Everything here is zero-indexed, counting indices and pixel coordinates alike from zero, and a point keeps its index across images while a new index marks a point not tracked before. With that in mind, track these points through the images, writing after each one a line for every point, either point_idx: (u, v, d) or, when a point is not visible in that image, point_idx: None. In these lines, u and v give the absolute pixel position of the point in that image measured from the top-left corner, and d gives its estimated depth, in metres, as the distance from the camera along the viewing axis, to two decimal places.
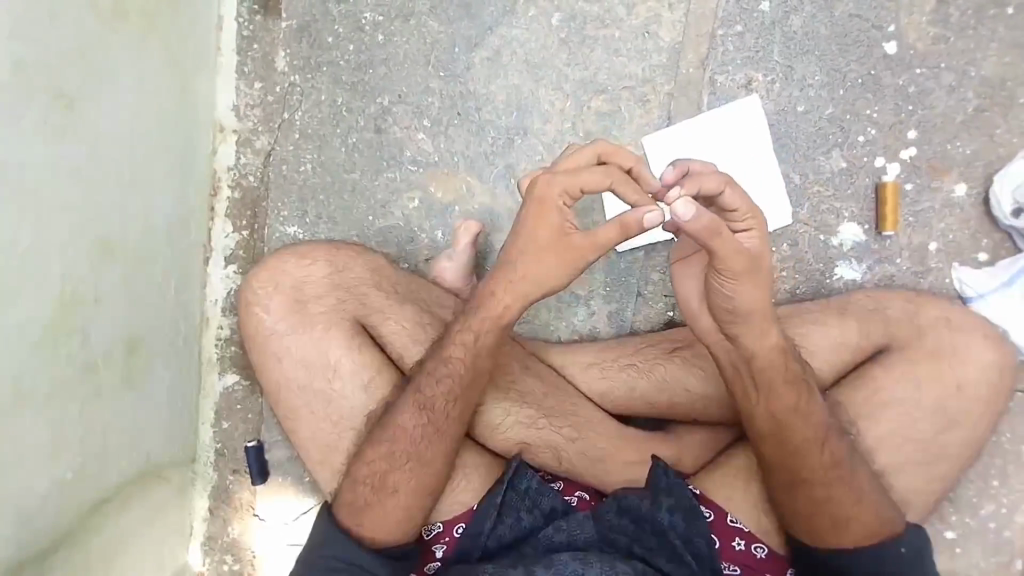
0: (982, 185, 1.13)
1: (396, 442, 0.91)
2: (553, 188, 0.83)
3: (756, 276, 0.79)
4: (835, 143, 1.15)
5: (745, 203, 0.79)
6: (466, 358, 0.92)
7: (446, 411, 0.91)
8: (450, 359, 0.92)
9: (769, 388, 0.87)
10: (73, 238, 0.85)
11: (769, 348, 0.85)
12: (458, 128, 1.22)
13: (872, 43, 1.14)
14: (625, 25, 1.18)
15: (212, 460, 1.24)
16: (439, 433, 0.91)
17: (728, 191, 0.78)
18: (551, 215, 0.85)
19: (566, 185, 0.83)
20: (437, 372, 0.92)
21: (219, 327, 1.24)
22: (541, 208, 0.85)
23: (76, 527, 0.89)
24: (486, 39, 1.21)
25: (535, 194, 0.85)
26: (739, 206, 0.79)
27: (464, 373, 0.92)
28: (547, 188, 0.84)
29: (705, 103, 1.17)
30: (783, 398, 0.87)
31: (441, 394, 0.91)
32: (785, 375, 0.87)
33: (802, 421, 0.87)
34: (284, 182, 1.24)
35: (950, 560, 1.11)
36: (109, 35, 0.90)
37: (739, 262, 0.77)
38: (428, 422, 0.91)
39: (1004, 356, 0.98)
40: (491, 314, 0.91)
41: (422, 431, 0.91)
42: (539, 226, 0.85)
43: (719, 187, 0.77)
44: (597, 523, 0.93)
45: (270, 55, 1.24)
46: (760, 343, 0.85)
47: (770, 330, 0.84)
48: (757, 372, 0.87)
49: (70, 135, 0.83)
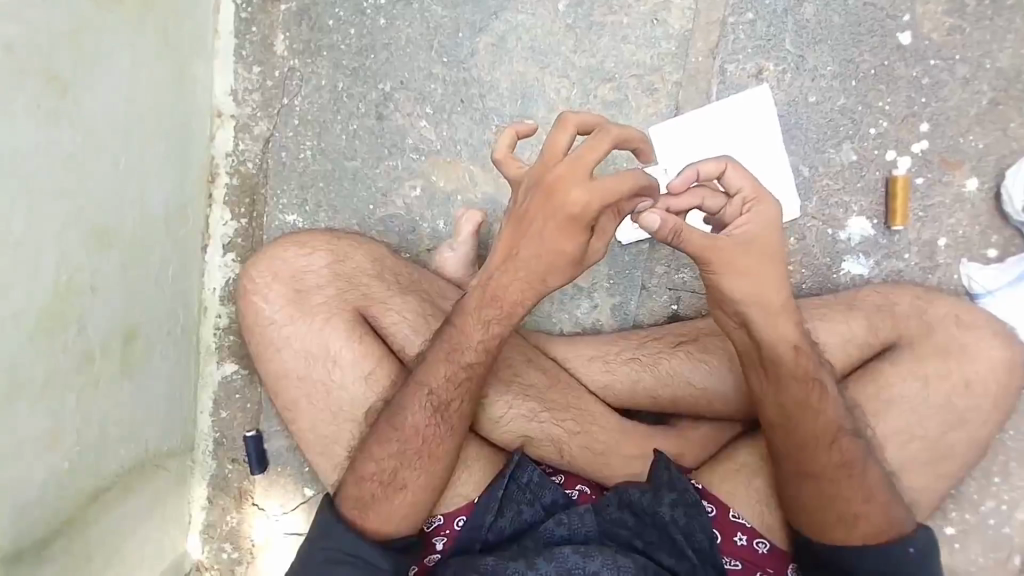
0: (994, 180, 1.11)
1: (407, 442, 0.90)
2: (593, 211, 0.79)
3: (756, 261, 0.82)
4: (846, 135, 1.13)
5: (748, 183, 0.85)
6: (485, 362, 0.91)
7: (458, 411, 0.91)
8: (453, 356, 0.90)
9: (778, 384, 0.88)
10: (68, 227, 0.83)
11: (784, 341, 0.85)
12: (461, 115, 1.19)
13: (887, 32, 1.12)
14: (634, 12, 1.15)
15: (211, 449, 1.24)
16: (452, 433, 0.91)
17: (730, 171, 0.85)
18: (561, 216, 0.80)
19: (604, 201, 0.78)
20: (454, 376, 0.90)
21: (218, 315, 1.23)
22: (570, 224, 0.81)
23: (76, 515, 0.89)
24: (491, 24, 1.18)
25: (565, 210, 0.80)
26: (743, 187, 0.85)
27: (481, 377, 0.91)
28: (582, 211, 0.79)
29: (713, 93, 1.15)
30: (794, 391, 0.87)
31: (457, 399, 0.91)
32: (795, 369, 0.87)
33: (808, 418, 0.88)
34: (284, 169, 1.22)
35: (949, 556, 1.11)
36: (103, 15, 0.87)
37: (719, 253, 0.81)
38: (440, 422, 0.90)
39: (1014, 355, 0.97)
40: (502, 309, 0.88)
41: (433, 430, 0.90)
42: (567, 239, 0.82)
43: (719, 168, 0.85)
44: (598, 516, 0.91)
45: (270, 38, 1.21)
46: (778, 334, 0.85)
47: (783, 320, 0.85)
48: (772, 364, 0.87)
49: (64, 120, 0.81)
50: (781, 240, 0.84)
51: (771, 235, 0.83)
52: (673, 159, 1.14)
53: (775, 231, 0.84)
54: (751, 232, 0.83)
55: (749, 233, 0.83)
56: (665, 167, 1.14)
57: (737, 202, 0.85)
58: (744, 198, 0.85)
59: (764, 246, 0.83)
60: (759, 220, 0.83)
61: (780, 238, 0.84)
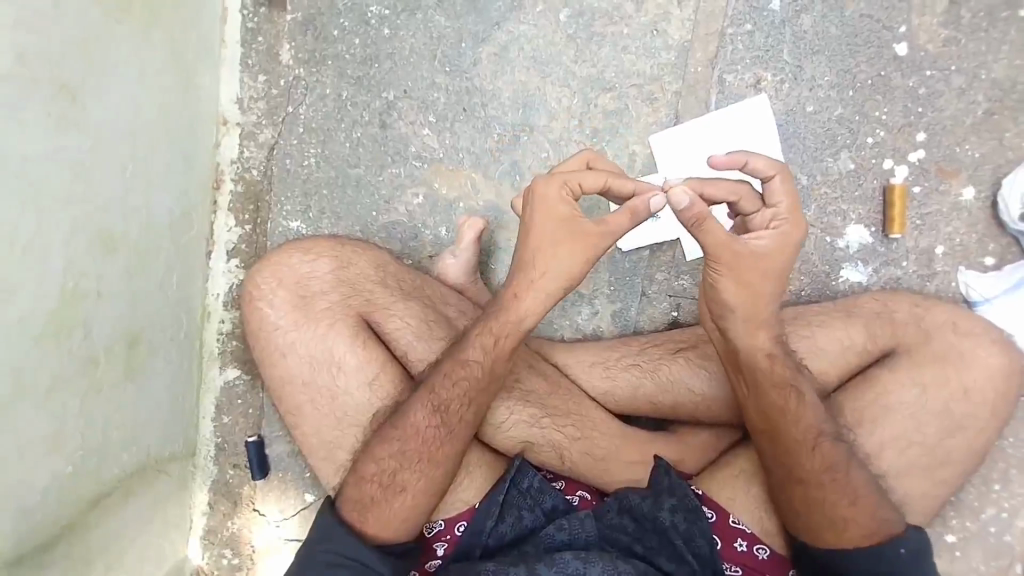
0: (991, 189, 1.12)
1: (408, 441, 0.91)
2: (558, 196, 0.87)
3: (758, 272, 0.84)
4: (844, 145, 1.14)
5: (788, 200, 0.85)
6: (484, 364, 0.92)
7: (460, 414, 0.92)
8: (467, 362, 0.92)
9: (759, 391, 0.90)
10: (75, 232, 0.84)
11: (759, 349, 0.89)
12: (464, 124, 1.21)
13: (883, 43, 1.13)
14: (634, 23, 1.17)
15: (212, 454, 1.24)
16: (452, 437, 0.91)
17: (776, 181, 0.85)
18: (545, 206, 0.88)
19: (569, 188, 0.88)
20: (455, 374, 0.92)
21: (221, 321, 1.24)
22: (548, 214, 0.88)
23: (76, 521, 0.89)
24: (494, 34, 1.20)
25: (542, 200, 0.88)
26: (780, 201, 0.85)
27: (481, 380, 0.92)
28: (552, 198, 0.88)
29: (713, 103, 1.16)
30: (771, 400, 0.90)
31: (457, 401, 0.91)
32: (771, 375, 0.89)
33: (790, 423, 0.89)
34: (288, 177, 1.24)
35: (950, 563, 1.11)
36: (113, 25, 0.89)
37: (724, 252, 0.83)
38: (442, 425, 0.91)
39: (1012, 361, 0.98)
40: (508, 318, 0.92)
41: (434, 431, 0.91)
42: (546, 229, 0.88)
43: (769, 173, 0.84)
44: (598, 522, 0.91)
45: (275, 47, 1.23)
46: (754, 343, 0.89)
47: (759, 329, 0.88)
48: (746, 368, 0.90)
49: (73, 128, 0.83)
50: (790, 261, 0.85)
51: (783, 258, 0.84)
52: (672, 166, 1.15)
53: (791, 256, 0.85)
54: (770, 247, 0.84)
55: (765, 246, 0.84)
56: (665, 176, 1.16)
57: (769, 213, 0.86)
58: (778, 212, 0.85)
59: (774, 262, 0.84)
60: (779, 241, 0.84)
61: (794, 260, 0.85)
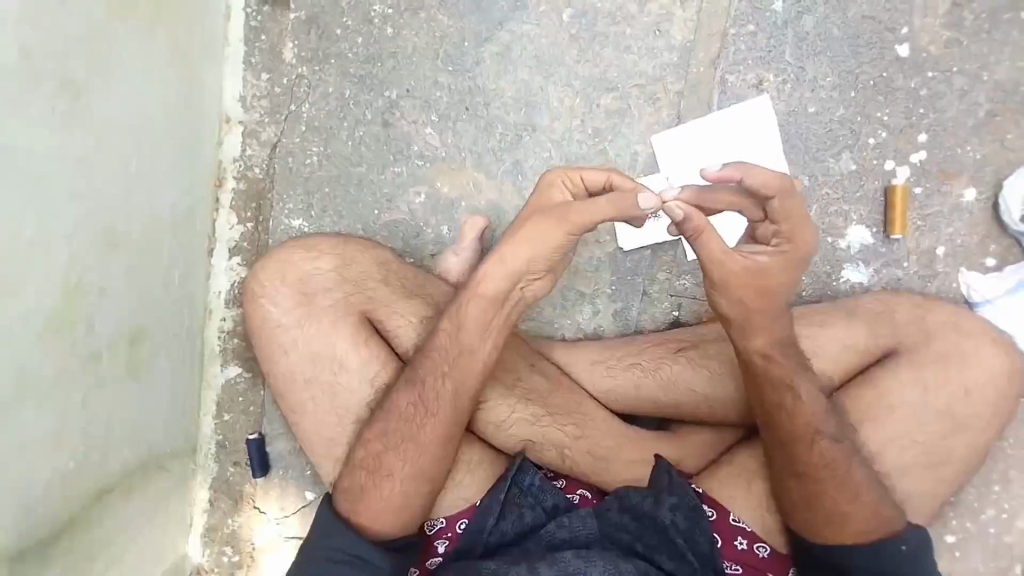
0: (992, 191, 1.12)
1: (391, 423, 0.92)
2: (559, 192, 0.90)
3: (757, 288, 0.85)
4: (846, 145, 1.15)
5: (790, 220, 0.85)
6: (461, 339, 0.92)
7: (438, 389, 0.91)
8: (439, 333, 0.94)
9: (759, 385, 0.90)
10: (79, 228, 0.84)
11: (757, 346, 0.89)
12: (466, 123, 1.21)
13: (885, 44, 1.14)
14: (637, 23, 1.17)
15: (212, 452, 1.24)
16: (432, 419, 0.91)
17: (776, 202, 0.84)
18: (548, 197, 0.90)
19: (574, 185, 0.89)
20: (429, 353, 0.93)
21: (222, 320, 1.24)
22: (547, 207, 0.89)
23: (77, 517, 0.89)
24: (497, 34, 1.20)
25: (546, 198, 0.90)
26: (783, 220, 0.85)
27: (456, 357, 0.92)
28: (554, 195, 0.90)
29: (715, 103, 1.16)
30: (772, 396, 0.90)
31: (431, 376, 0.92)
32: (769, 369, 0.89)
33: (788, 417, 0.89)
34: (291, 175, 1.24)
35: (950, 563, 1.11)
36: (117, 23, 0.89)
37: (721, 266, 0.83)
38: (420, 400, 0.91)
39: (1013, 362, 0.98)
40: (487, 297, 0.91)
41: (413, 409, 0.91)
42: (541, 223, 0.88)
43: (769, 192, 0.83)
44: (599, 520, 0.91)
45: (279, 46, 1.23)
46: (750, 339, 0.89)
47: (759, 332, 0.88)
48: (749, 368, 0.90)
49: (77, 126, 0.83)
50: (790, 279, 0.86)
51: (784, 273, 0.85)
52: (675, 166, 1.16)
53: (791, 273, 0.86)
54: (769, 265, 0.85)
55: (766, 263, 0.85)
56: (667, 175, 1.16)
57: (772, 228, 0.87)
58: (780, 229, 0.86)
59: (774, 278, 0.85)
60: (779, 257, 0.85)
61: (795, 278, 0.86)
